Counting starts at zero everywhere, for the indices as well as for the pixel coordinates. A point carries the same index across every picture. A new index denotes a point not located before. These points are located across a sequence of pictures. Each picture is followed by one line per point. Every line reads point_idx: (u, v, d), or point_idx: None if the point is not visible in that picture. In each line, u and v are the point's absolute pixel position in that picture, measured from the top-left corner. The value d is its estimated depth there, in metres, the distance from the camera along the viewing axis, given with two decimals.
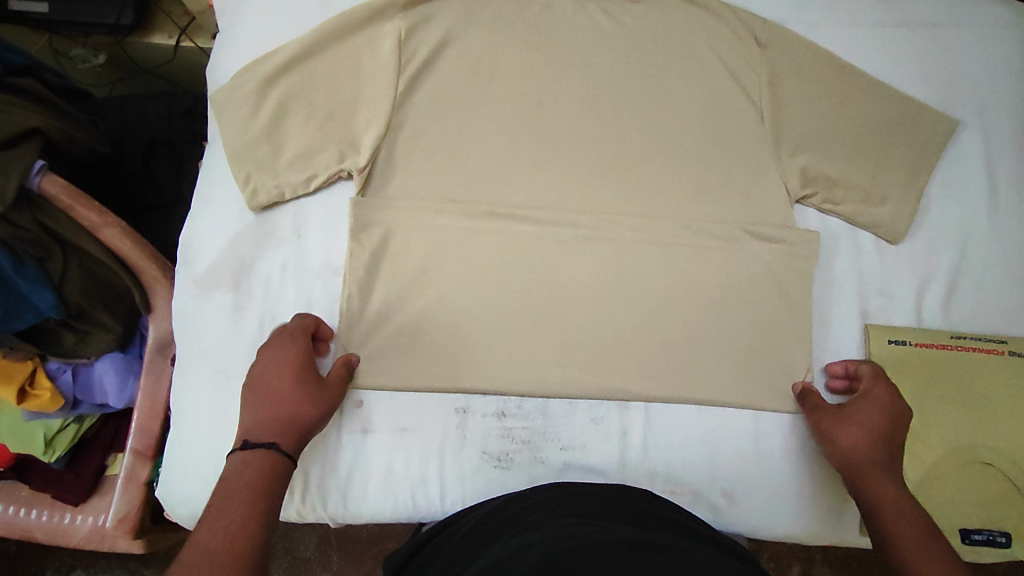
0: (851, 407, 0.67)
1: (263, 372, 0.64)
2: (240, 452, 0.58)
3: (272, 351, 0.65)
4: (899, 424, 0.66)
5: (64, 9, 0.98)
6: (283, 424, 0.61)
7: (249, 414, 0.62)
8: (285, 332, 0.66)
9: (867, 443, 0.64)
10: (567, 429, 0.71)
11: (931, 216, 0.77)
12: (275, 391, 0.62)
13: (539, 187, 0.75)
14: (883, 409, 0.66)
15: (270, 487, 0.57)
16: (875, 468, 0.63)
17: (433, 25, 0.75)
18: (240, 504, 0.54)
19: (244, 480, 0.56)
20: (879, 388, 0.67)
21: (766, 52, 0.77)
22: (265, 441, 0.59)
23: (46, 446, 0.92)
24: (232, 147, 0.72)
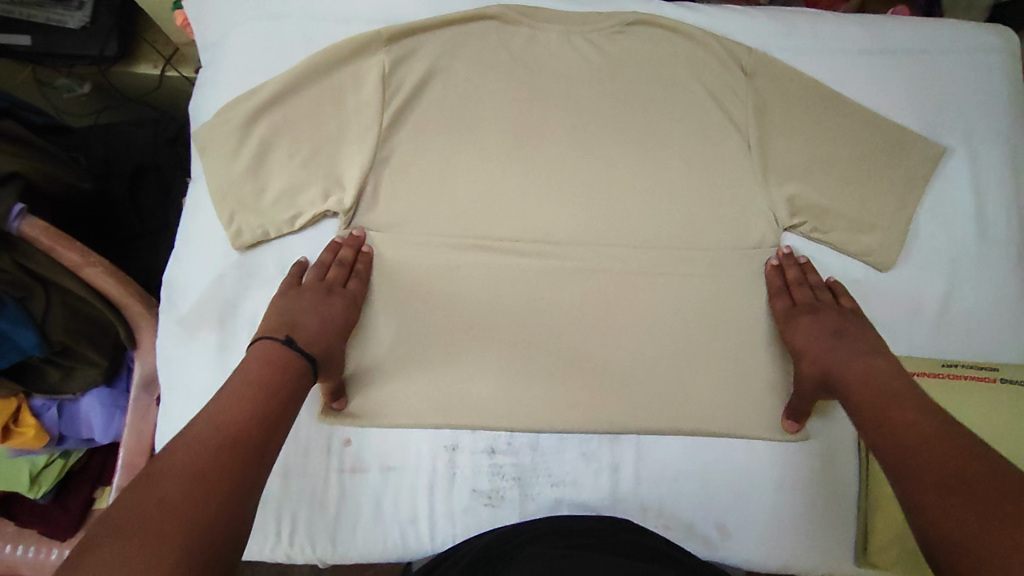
0: (796, 352, 0.68)
1: (326, 309, 0.65)
2: (283, 344, 0.58)
3: (339, 302, 0.66)
4: (821, 326, 0.66)
5: (48, 41, 0.97)
6: (321, 352, 0.62)
7: (298, 322, 0.62)
8: (347, 294, 0.67)
9: (815, 366, 0.64)
10: (557, 465, 0.71)
11: (920, 243, 0.76)
12: (329, 329, 0.64)
13: (526, 217, 0.74)
14: (800, 331, 0.67)
15: (280, 381, 0.56)
16: (833, 374, 0.62)
17: (418, 58, 0.75)
18: (261, 395, 0.53)
19: (278, 377, 0.56)
20: (788, 320, 0.69)
21: (752, 81, 0.77)
22: (309, 352, 0.60)
23: (31, 482, 0.91)
24: (216, 187, 0.71)
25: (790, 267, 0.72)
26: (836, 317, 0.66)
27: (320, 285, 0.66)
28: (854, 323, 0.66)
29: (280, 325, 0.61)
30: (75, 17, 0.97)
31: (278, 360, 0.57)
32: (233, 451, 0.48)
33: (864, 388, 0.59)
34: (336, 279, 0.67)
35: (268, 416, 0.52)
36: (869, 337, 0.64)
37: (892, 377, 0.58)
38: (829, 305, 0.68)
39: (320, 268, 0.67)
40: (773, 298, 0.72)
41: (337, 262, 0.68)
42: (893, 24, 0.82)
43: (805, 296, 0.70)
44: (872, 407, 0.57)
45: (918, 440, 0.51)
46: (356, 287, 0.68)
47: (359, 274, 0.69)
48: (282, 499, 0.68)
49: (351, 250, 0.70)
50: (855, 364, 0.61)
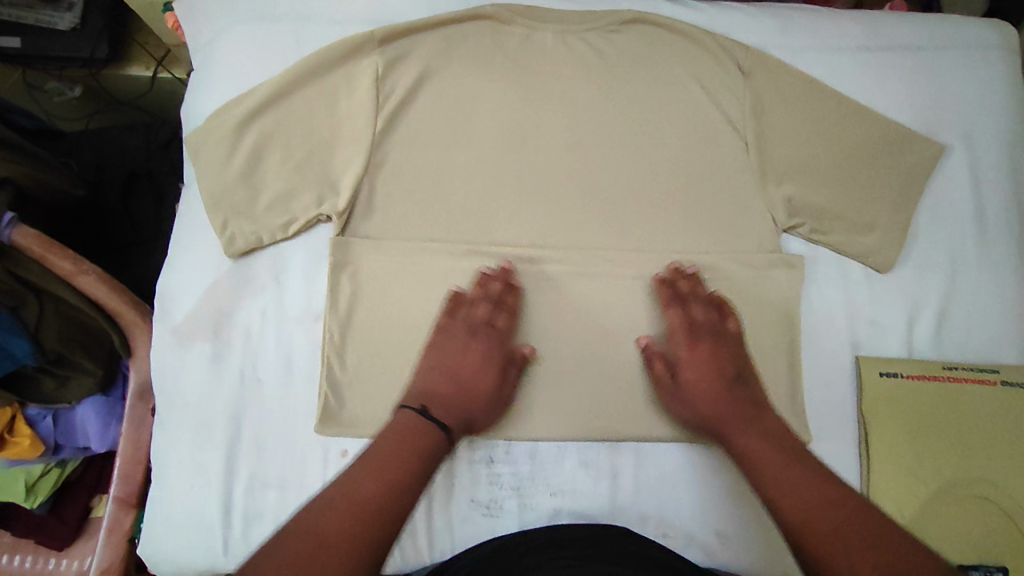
0: (682, 374, 0.67)
1: (462, 361, 0.66)
2: (418, 415, 0.60)
3: (479, 348, 0.67)
4: (717, 360, 0.66)
5: (38, 44, 0.95)
6: (459, 414, 0.63)
7: (433, 389, 0.64)
8: (494, 331, 0.68)
9: (710, 398, 0.65)
10: (555, 474, 0.70)
11: (921, 243, 0.75)
12: (465, 385, 0.65)
13: (522, 222, 0.73)
14: (698, 356, 0.67)
15: (410, 453, 0.57)
16: (720, 416, 0.64)
17: (412, 60, 0.74)
18: (389, 465, 0.55)
19: (407, 445, 0.58)
20: (687, 339, 0.68)
21: (750, 79, 0.75)
22: (443, 421, 0.61)
23: (27, 492, 0.91)
24: (208, 194, 0.70)
25: (684, 280, 0.71)
26: (732, 353, 0.67)
27: (465, 330, 0.68)
28: (746, 362, 0.67)
29: (420, 390, 0.64)
30: (65, 18, 0.96)
31: (411, 432, 0.59)
32: (357, 516, 0.50)
33: (759, 451, 0.59)
34: (481, 318, 0.68)
35: (399, 486, 0.54)
36: (759, 386, 0.66)
37: (784, 435, 0.60)
38: (725, 334, 0.68)
39: (468, 307, 0.69)
40: (669, 308, 0.70)
41: (485, 296, 0.69)
42: (893, 21, 0.81)
43: (705, 316, 0.69)
44: (766, 466, 0.57)
45: (817, 509, 0.51)
46: (503, 322, 0.69)
47: (509, 307, 0.69)
48: (280, 511, 0.67)
49: (501, 284, 0.70)
50: (746, 420, 0.62)
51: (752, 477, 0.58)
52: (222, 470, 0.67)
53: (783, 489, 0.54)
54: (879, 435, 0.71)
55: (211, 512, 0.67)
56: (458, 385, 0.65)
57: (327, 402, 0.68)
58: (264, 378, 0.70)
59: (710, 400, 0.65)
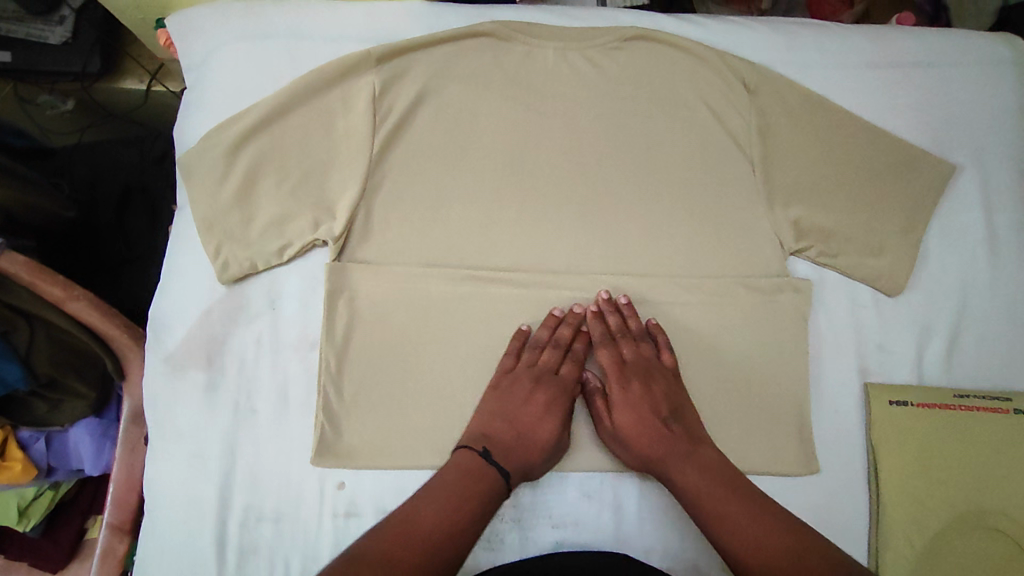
0: (615, 416, 0.66)
1: (524, 407, 0.65)
2: (482, 459, 0.60)
3: (544, 396, 0.66)
4: (650, 398, 0.66)
5: (28, 58, 0.93)
6: (520, 461, 0.62)
7: (494, 433, 0.63)
8: (560, 379, 0.67)
9: (647, 440, 0.64)
10: (557, 505, 0.68)
11: (931, 266, 0.74)
12: (528, 433, 0.64)
13: (523, 245, 0.71)
14: (630, 396, 0.66)
15: (474, 491, 0.58)
16: (657, 456, 0.63)
17: (410, 80, 0.72)
18: (455, 500, 0.56)
19: (476, 483, 0.58)
20: (619, 380, 0.67)
21: (756, 97, 0.73)
22: (504, 467, 0.61)
23: (20, 515, 0.89)
24: (200, 218, 0.68)
25: (612, 315, 0.69)
26: (664, 388, 0.67)
27: (529, 375, 0.66)
28: (678, 396, 0.67)
29: (482, 433, 0.63)
30: (56, 32, 0.94)
31: (478, 471, 0.59)
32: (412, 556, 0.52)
33: (699, 486, 0.60)
34: (547, 364, 0.67)
35: (459, 525, 0.55)
36: (693, 418, 0.66)
37: (721, 468, 0.61)
38: (658, 368, 0.68)
39: (535, 351, 0.68)
40: (599, 349, 0.69)
41: (553, 341, 0.68)
42: (903, 36, 0.79)
43: (635, 353, 0.68)
44: (711, 505, 0.58)
45: (764, 541, 0.54)
46: (569, 371, 0.68)
47: (575, 355, 0.69)
48: (275, 545, 0.66)
49: (570, 329, 0.68)
50: (685, 457, 0.62)
51: (698, 517, 0.59)
52: (215, 503, 0.66)
53: (730, 528, 0.56)
54: (889, 463, 0.69)
55: (204, 547, 0.65)
56: (518, 431, 0.64)
57: (324, 432, 0.67)
58: (259, 408, 0.68)
59: (647, 439, 0.64)
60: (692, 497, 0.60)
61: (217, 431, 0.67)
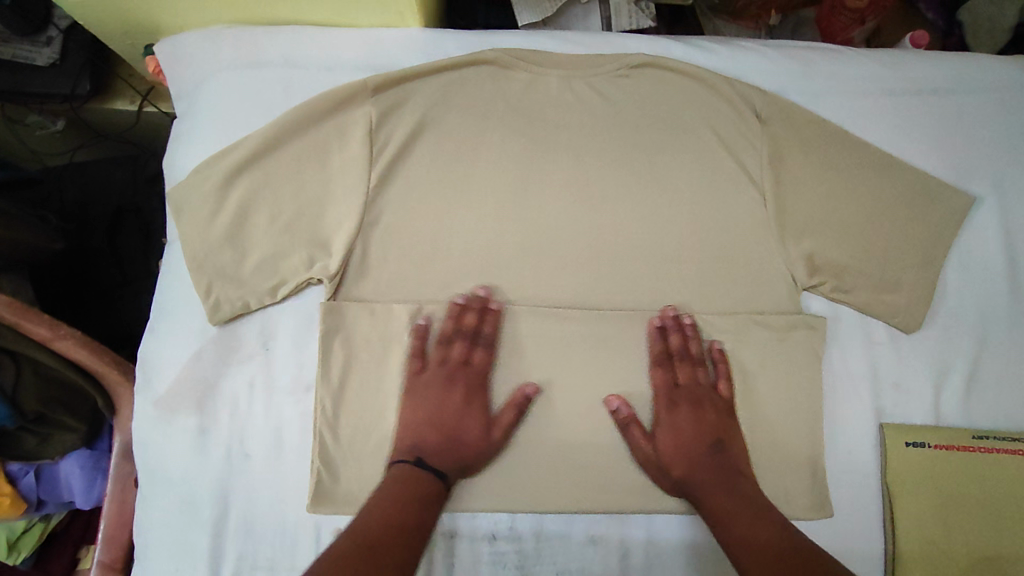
0: (659, 435, 0.65)
1: (444, 409, 0.64)
2: (415, 467, 0.60)
3: (461, 392, 0.65)
4: (698, 423, 0.65)
5: (16, 80, 0.91)
6: (452, 460, 0.63)
7: (422, 439, 0.63)
8: (473, 370, 0.66)
9: (685, 464, 0.64)
10: (562, 551, 0.66)
11: (948, 302, 0.71)
12: (453, 433, 0.64)
13: (525, 281, 0.69)
14: (678, 418, 0.66)
15: (411, 497, 0.58)
16: (694, 481, 0.63)
17: (408, 109, 0.69)
18: (396, 508, 0.56)
19: (413, 492, 0.58)
20: (666, 403, 0.66)
21: (767, 127, 0.71)
22: (439, 470, 0.61)
23: (10, 548, 0.87)
24: (191, 256, 0.66)
25: (672, 334, 0.67)
26: (714, 417, 0.66)
27: (442, 374, 0.65)
28: (727, 427, 0.66)
29: (409, 441, 0.63)
30: (43, 54, 0.91)
31: (411, 481, 0.59)
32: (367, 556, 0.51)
33: (736, 512, 0.59)
34: (458, 357, 0.66)
35: (405, 527, 0.55)
36: (739, 450, 0.66)
37: (756, 499, 0.61)
38: (711, 396, 0.67)
39: (444, 346, 0.66)
40: (654, 368, 0.67)
41: (460, 332, 0.66)
42: (918, 61, 0.76)
43: (687, 377, 0.67)
44: (743, 528, 0.58)
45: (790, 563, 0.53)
46: (482, 358, 0.66)
47: (485, 340, 0.66)
48: None
49: (476, 316, 0.66)
50: (720, 484, 0.62)
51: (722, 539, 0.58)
52: (207, 552, 0.64)
53: (757, 549, 0.55)
54: (907, 506, 0.67)
55: None
56: (442, 432, 0.63)
57: (321, 478, 0.64)
58: (252, 454, 0.66)
59: (689, 462, 0.64)
60: (726, 520, 0.59)
61: (210, 477, 0.65)
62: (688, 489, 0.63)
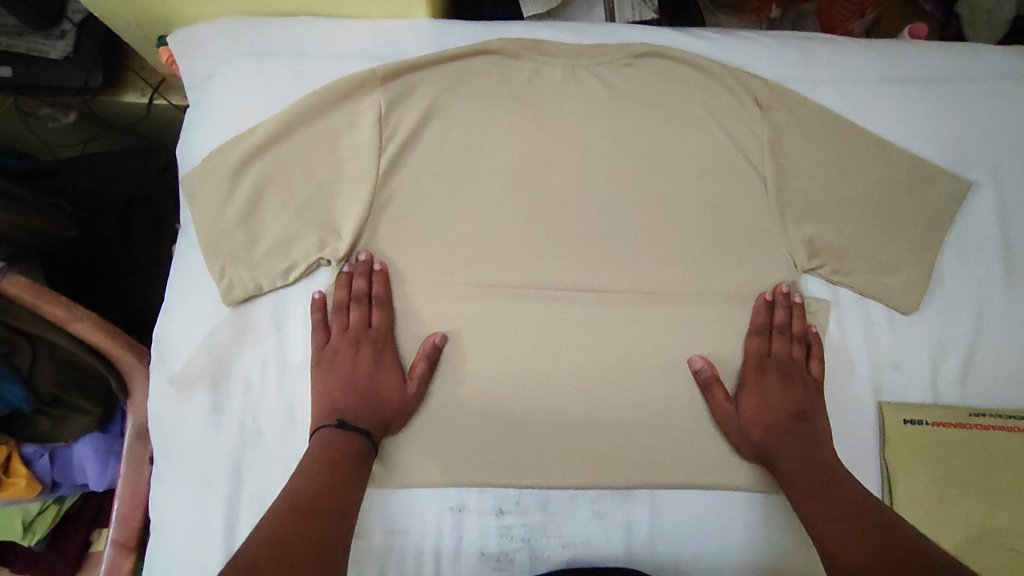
0: (742, 400, 0.68)
1: (355, 372, 0.67)
2: (338, 430, 0.63)
3: (368, 354, 0.67)
4: (785, 393, 0.68)
5: (30, 73, 0.92)
6: (371, 416, 0.65)
7: (340, 404, 0.65)
8: (374, 332, 0.68)
9: (765, 428, 0.67)
10: (568, 525, 0.68)
11: (946, 283, 0.73)
12: (367, 395, 0.66)
13: (531, 263, 0.71)
14: (764, 386, 0.69)
15: (338, 456, 0.61)
16: (771, 445, 0.66)
17: (416, 97, 0.71)
18: (324, 468, 0.59)
19: (339, 455, 0.61)
20: (757, 369, 0.69)
21: (768, 115, 0.72)
22: (361, 429, 0.64)
23: (24, 531, 0.88)
24: (205, 239, 0.68)
25: (780, 307, 0.70)
26: (801, 390, 0.68)
27: (346, 341, 0.67)
28: (813, 401, 0.68)
29: (328, 408, 0.65)
30: (57, 47, 0.93)
31: (336, 444, 0.61)
32: (301, 514, 0.54)
33: (807, 475, 0.62)
34: (358, 322, 0.67)
35: (337, 484, 0.58)
36: (822, 425, 0.67)
37: (830, 465, 0.63)
38: (801, 371, 0.69)
39: (342, 314, 0.68)
40: (751, 335, 0.70)
41: (353, 297, 0.68)
42: (915, 50, 0.78)
43: (782, 350, 0.69)
44: (812, 491, 0.60)
45: (852, 527, 0.55)
46: (380, 317, 0.68)
47: (378, 299, 0.68)
48: None
49: (364, 279, 0.68)
50: (799, 449, 0.64)
51: (795, 499, 0.61)
52: (223, 525, 0.66)
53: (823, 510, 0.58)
54: (903, 482, 0.69)
55: (211, 568, 0.65)
56: (356, 394, 0.66)
57: None
58: (266, 430, 0.68)
59: (770, 428, 0.67)
60: (796, 481, 0.62)
61: (225, 453, 0.67)
62: (766, 452, 0.66)
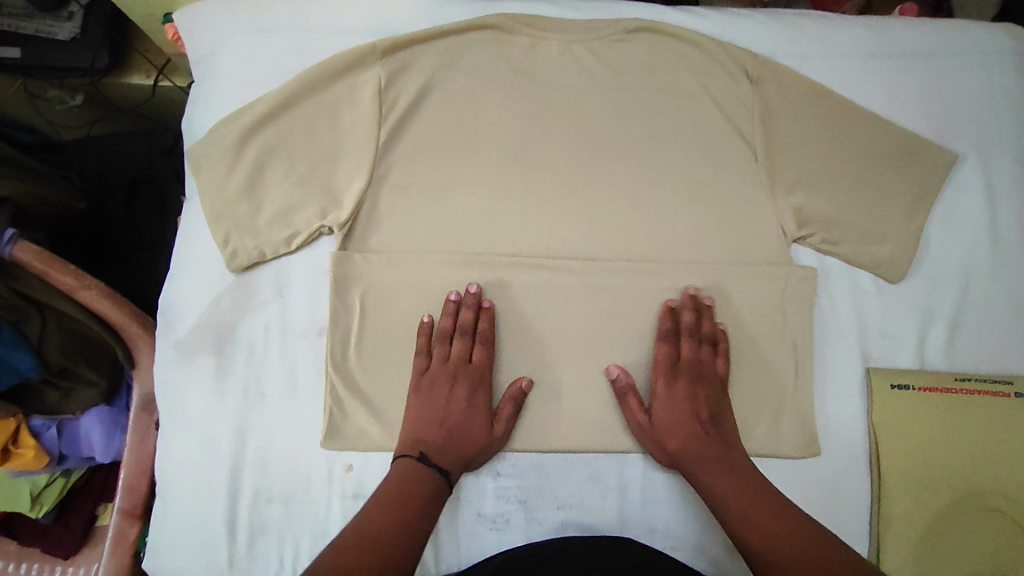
0: (656, 410, 0.68)
1: (449, 406, 0.67)
2: (419, 462, 0.63)
3: (464, 389, 0.68)
4: (694, 397, 0.68)
5: (36, 53, 0.94)
6: (456, 455, 0.65)
7: (426, 434, 0.65)
8: (473, 371, 0.68)
9: (680, 439, 0.66)
10: (562, 487, 0.69)
11: (933, 253, 0.74)
12: (459, 431, 0.66)
13: (529, 232, 0.72)
14: (675, 394, 0.68)
15: (413, 492, 0.60)
16: (689, 456, 0.65)
17: (415, 71, 0.73)
18: (399, 504, 0.59)
19: (419, 490, 0.61)
20: (667, 376, 0.69)
21: (758, 88, 0.74)
22: (442, 465, 0.64)
23: (33, 502, 0.89)
24: (210, 207, 0.70)
25: (685, 312, 0.70)
26: (709, 393, 0.69)
27: (445, 372, 0.68)
28: (722, 402, 0.69)
29: (413, 436, 0.65)
30: (65, 28, 0.95)
31: (417, 476, 0.62)
32: (371, 548, 0.54)
33: (727, 487, 0.62)
34: (459, 355, 0.68)
35: (412, 521, 0.58)
36: (732, 425, 0.68)
37: (747, 473, 0.64)
38: (710, 371, 0.70)
39: (445, 344, 0.69)
40: (659, 342, 0.70)
41: (459, 330, 0.69)
42: (903, 26, 0.79)
43: (690, 354, 0.69)
44: (736, 503, 0.61)
45: (783, 537, 0.56)
46: (481, 357, 0.69)
47: (482, 336, 0.69)
48: (284, 526, 0.68)
49: (470, 312, 0.69)
50: (718, 460, 0.64)
51: (721, 513, 0.61)
52: (226, 486, 0.67)
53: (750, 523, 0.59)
54: (891, 445, 0.71)
55: (214, 528, 0.67)
56: (447, 430, 0.66)
57: (332, 415, 0.68)
58: (268, 394, 0.69)
59: (686, 435, 0.66)
60: (719, 494, 0.62)
61: (229, 416, 0.68)
62: (684, 464, 0.66)
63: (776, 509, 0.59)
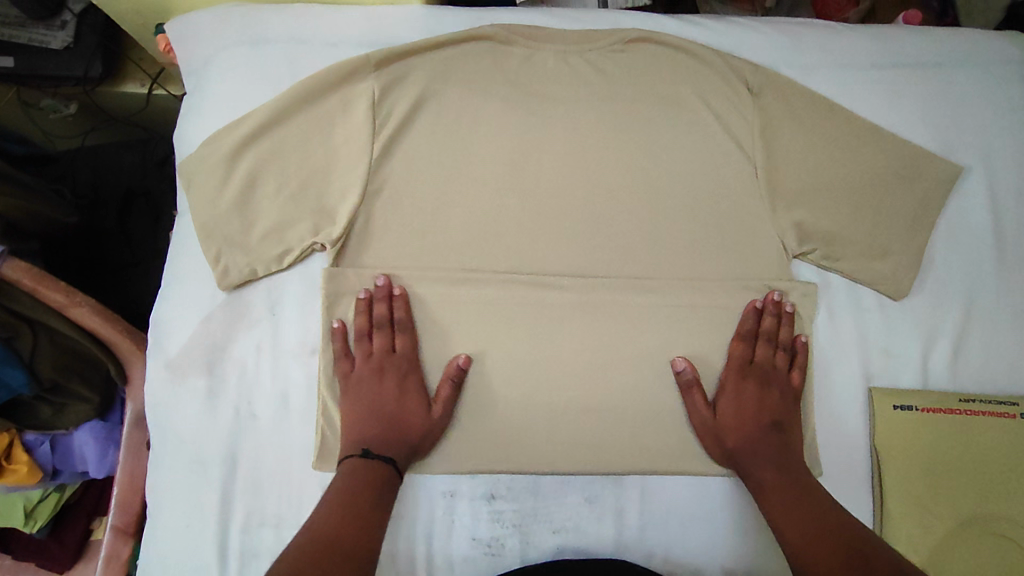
0: (721, 403, 0.68)
1: (381, 398, 0.66)
2: (362, 458, 0.62)
3: (394, 380, 0.67)
4: (762, 400, 0.68)
5: (30, 64, 0.93)
6: (400, 443, 0.64)
7: (365, 431, 0.64)
8: (399, 359, 0.67)
9: (739, 435, 0.67)
10: (558, 510, 0.69)
11: (937, 270, 0.73)
12: (394, 420, 0.65)
13: (524, 249, 0.71)
14: (742, 392, 0.68)
15: (359, 484, 0.60)
16: (744, 451, 0.66)
17: (409, 83, 0.71)
18: (346, 501, 0.58)
19: (369, 483, 0.60)
20: (737, 375, 0.69)
21: (758, 100, 0.73)
22: (388, 455, 0.63)
23: (26, 517, 0.88)
24: (201, 223, 0.68)
25: (769, 316, 0.69)
26: (778, 397, 0.68)
27: (370, 368, 0.67)
28: (789, 409, 0.69)
29: (353, 436, 0.64)
30: (58, 37, 0.93)
31: (360, 471, 0.60)
32: (322, 552, 0.53)
33: (776, 483, 0.63)
34: (382, 347, 0.67)
35: (362, 517, 0.57)
36: (795, 432, 0.68)
37: (799, 474, 0.64)
38: (780, 377, 0.69)
39: (366, 341, 0.67)
40: (737, 340, 0.69)
41: (375, 324, 0.67)
42: (908, 36, 0.78)
43: (763, 357, 0.69)
44: (781, 498, 0.61)
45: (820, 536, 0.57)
46: (403, 343, 0.67)
47: (401, 325, 0.67)
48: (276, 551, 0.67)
49: (384, 304, 0.67)
50: (774, 458, 0.65)
51: (765, 507, 0.62)
52: (217, 509, 0.66)
53: (791, 519, 0.59)
54: (893, 468, 0.69)
55: (205, 553, 0.66)
56: (382, 420, 0.65)
57: (325, 437, 0.67)
58: (260, 415, 0.68)
59: (745, 433, 0.67)
60: (767, 487, 0.63)
61: (220, 437, 0.67)
62: (738, 458, 0.66)
63: (824, 509, 0.59)
